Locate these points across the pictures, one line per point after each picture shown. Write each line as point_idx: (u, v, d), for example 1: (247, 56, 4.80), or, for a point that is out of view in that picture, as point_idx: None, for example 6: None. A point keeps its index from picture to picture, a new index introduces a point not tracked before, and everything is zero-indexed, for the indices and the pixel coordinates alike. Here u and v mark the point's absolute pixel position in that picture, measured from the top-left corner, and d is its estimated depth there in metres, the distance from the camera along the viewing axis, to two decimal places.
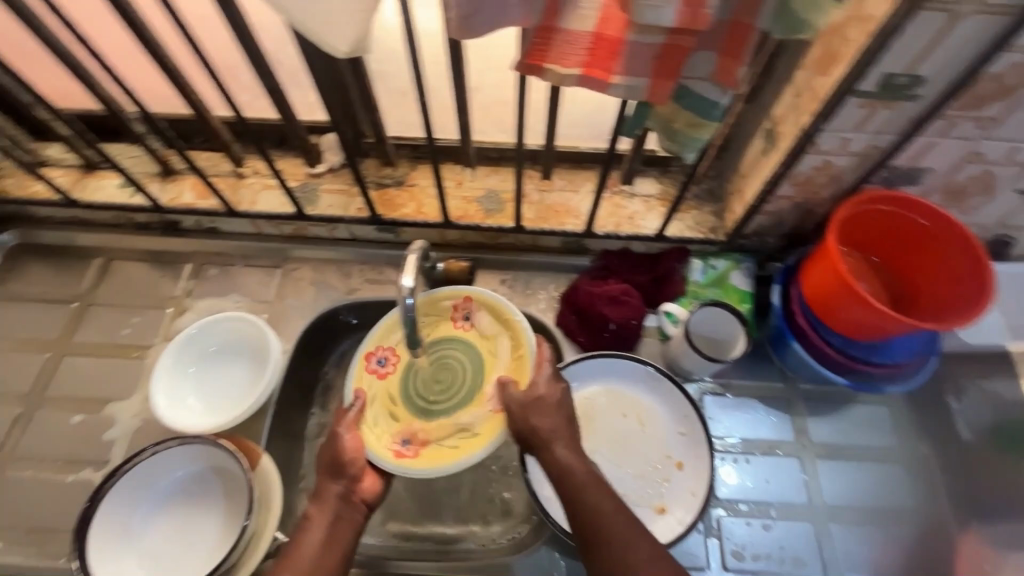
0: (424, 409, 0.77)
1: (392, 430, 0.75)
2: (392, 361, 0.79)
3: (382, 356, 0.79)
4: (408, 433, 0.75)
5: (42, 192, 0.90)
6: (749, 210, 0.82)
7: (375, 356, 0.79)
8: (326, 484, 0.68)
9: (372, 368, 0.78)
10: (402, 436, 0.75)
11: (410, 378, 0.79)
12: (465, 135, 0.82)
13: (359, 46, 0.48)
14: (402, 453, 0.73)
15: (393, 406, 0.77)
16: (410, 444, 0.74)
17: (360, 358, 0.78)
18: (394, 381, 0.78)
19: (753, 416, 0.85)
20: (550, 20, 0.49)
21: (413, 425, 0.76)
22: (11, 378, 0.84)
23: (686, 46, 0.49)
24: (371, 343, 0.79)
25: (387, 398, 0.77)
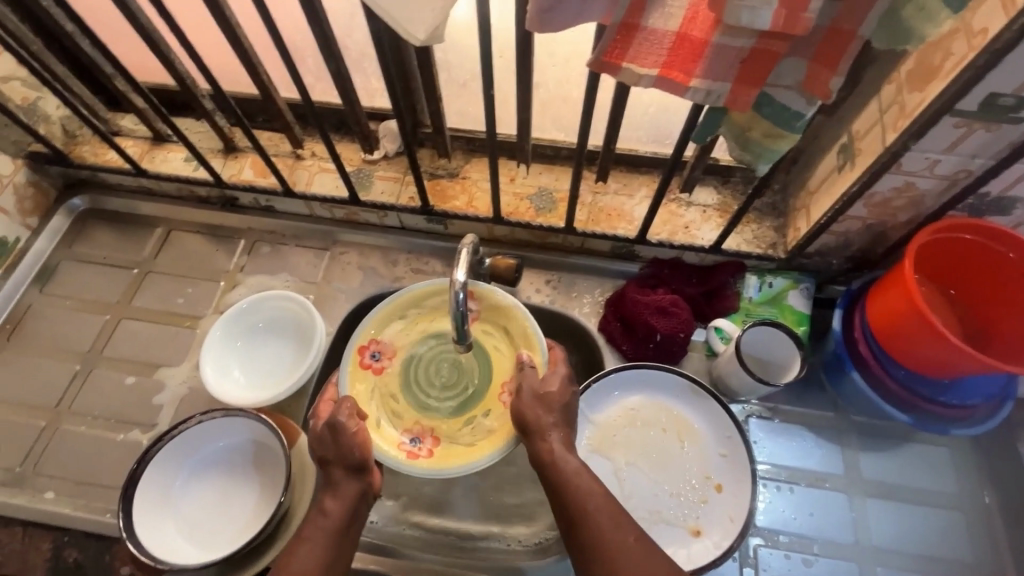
0: (429, 407, 0.74)
1: (399, 429, 0.72)
2: (386, 356, 0.75)
3: (377, 349, 0.75)
4: (418, 432, 0.72)
5: (113, 160, 0.94)
6: (816, 228, 0.77)
7: (368, 351, 0.75)
8: (342, 477, 0.65)
9: (366, 363, 0.74)
10: (410, 433, 0.72)
11: (410, 371, 0.75)
12: (524, 131, 0.81)
13: (436, 34, 0.47)
14: (414, 453, 0.70)
15: (395, 403, 0.73)
16: (421, 444, 0.71)
17: (353, 351, 0.74)
18: (392, 379, 0.75)
19: (800, 444, 0.81)
20: (634, 17, 0.47)
21: (421, 422, 0.73)
22: (74, 336, 0.88)
23: (776, 52, 0.47)
24: (364, 336, 0.75)
25: (387, 394, 0.74)
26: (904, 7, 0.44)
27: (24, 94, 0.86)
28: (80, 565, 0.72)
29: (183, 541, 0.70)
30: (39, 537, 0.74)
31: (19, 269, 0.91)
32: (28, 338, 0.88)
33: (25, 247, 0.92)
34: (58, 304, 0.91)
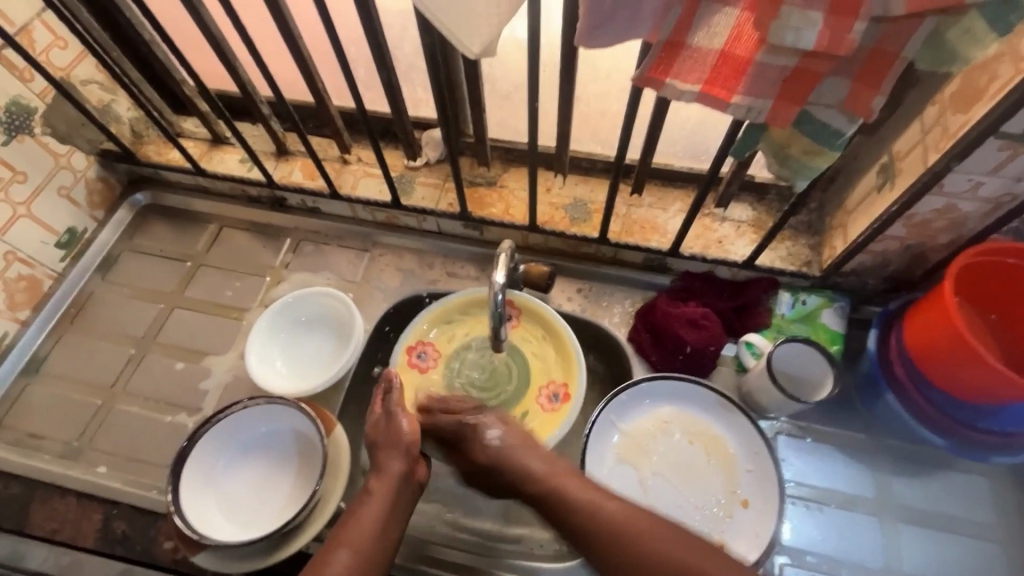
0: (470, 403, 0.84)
1: None
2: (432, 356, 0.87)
3: (422, 350, 0.86)
4: None
5: (175, 159, 1.00)
6: (852, 247, 0.77)
7: (415, 351, 0.86)
8: (386, 462, 0.70)
9: (413, 362, 0.86)
10: (459, 428, 0.83)
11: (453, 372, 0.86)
12: (564, 143, 0.83)
13: (489, 48, 0.50)
14: (455, 444, 0.81)
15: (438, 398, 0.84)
16: None
17: (402, 352, 0.86)
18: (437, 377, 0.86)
19: (830, 465, 0.80)
20: (678, 36, 0.49)
21: None
22: (130, 322, 0.94)
23: (818, 71, 0.48)
24: (411, 339, 0.86)
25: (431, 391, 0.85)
26: (949, 30, 0.44)
27: (100, 96, 0.93)
28: (126, 537, 0.77)
29: (223, 521, 0.74)
30: (90, 508, 0.79)
31: (84, 258, 0.97)
32: (89, 322, 0.94)
33: (91, 238, 0.98)
34: (117, 291, 0.97)
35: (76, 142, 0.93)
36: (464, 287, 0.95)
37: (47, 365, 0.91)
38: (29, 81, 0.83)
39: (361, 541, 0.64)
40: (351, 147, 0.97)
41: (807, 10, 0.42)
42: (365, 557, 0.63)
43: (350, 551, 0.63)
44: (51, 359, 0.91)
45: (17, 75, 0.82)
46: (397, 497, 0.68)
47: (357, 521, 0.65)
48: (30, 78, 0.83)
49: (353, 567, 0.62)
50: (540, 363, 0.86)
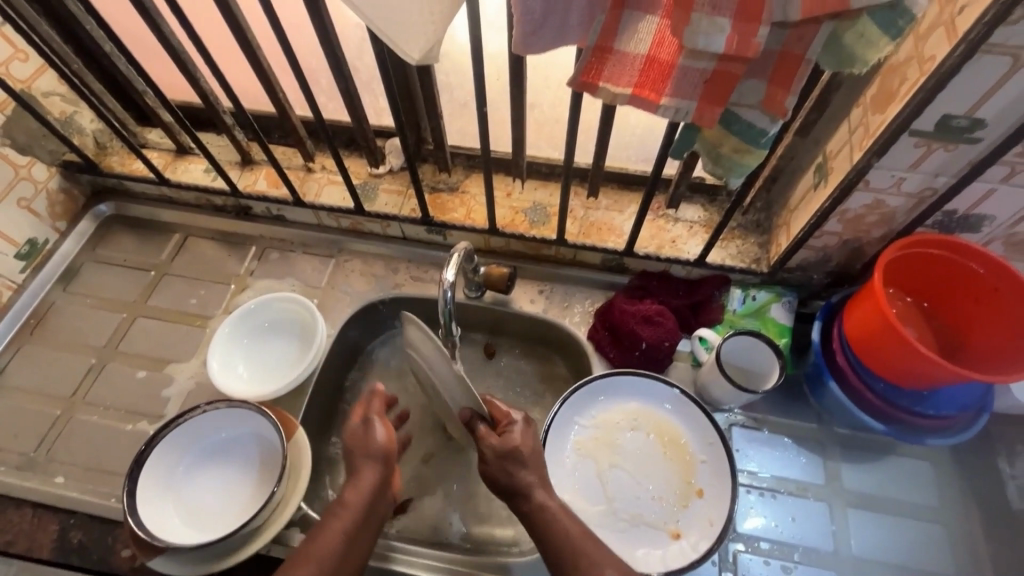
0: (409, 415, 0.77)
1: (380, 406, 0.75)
2: None
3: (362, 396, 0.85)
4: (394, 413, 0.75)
5: (139, 170, 1.01)
6: (794, 243, 0.81)
7: None
8: (363, 467, 0.66)
9: None
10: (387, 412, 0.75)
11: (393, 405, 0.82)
12: (519, 148, 0.86)
13: (429, 54, 0.53)
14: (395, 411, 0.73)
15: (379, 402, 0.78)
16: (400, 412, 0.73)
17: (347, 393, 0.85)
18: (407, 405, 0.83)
19: (782, 453, 0.83)
20: (606, 42, 0.52)
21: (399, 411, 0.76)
22: (90, 332, 0.94)
23: (736, 74, 0.51)
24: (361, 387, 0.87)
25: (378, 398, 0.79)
26: (846, 34, 0.48)
27: (62, 108, 0.94)
28: (83, 546, 0.76)
29: (179, 524, 0.73)
30: (47, 518, 0.78)
31: (45, 270, 0.97)
32: (50, 332, 0.94)
33: (53, 249, 0.98)
34: (79, 302, 0.97)
35: (37, 154, 0.93)
36: (428, 290, 0.97)
37: (5, 377, 0.90)
38: None
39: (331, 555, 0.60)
40: (314, 155, 0.99)
41: (716, 17, 0.45)
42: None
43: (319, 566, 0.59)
44: (8, 371, 0.91)
45: None
46: (368, 509, 0.64)
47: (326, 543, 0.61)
48: None
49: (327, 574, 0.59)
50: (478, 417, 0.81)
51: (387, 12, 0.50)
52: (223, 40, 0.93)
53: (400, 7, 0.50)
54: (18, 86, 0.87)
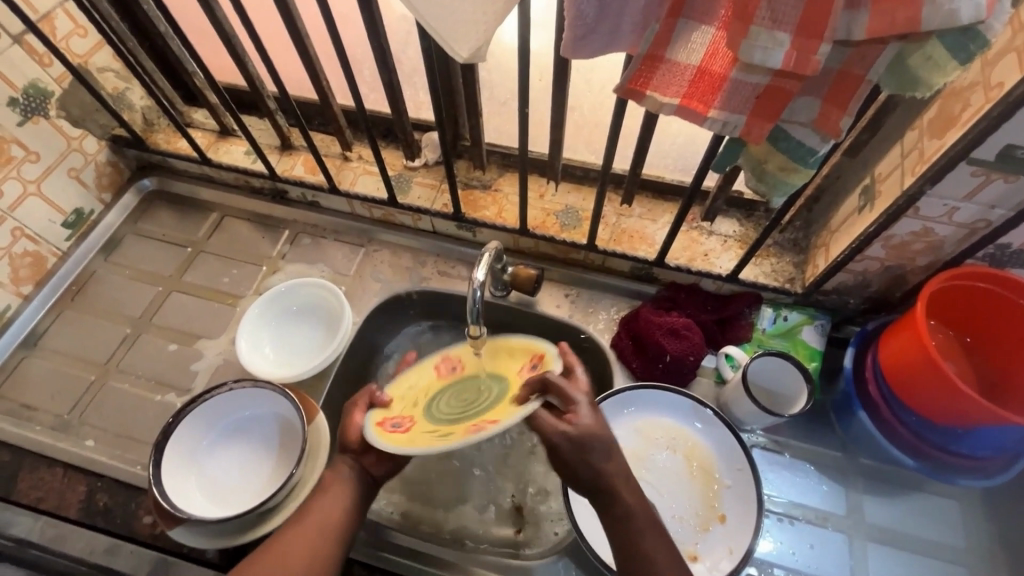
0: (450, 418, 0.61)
1: (403, 411, 0.67)
2: (407, 423, 0.65)
3: (398, 420, 0.65)
4: (405, 419, 0.65)
5: (184, 148, 1.03)
6: (832, 266, 0.79)
7: (389, 421, 0.66)
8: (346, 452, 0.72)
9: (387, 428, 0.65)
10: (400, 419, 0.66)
11: (434, 411, 0.64)
12: (557, 150, 0.85)
13: (478, 53, 0.53)
14: (393, 429, 0.63)
15: (415, 407, 0.67)
16: (400, 425, 0.64)
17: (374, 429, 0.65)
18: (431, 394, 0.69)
19: (803, 479, 0.80)
20: (658, 50, 0.51)
21: (412, 415, 0.65)
22: (127, 302, 0.97)
23: (790, 90, 0.50)
24: (379, 418, 0.67)
25: (412, 402, 0.68)
26: (912, 56, 0.46)
27: (115, 84, 0.97)
28: (108, 509, 0.79)
29: (200, 497, 0.75)
30: (76, 479, 0.81)
31: (89, 238, 1.01)
32: (91, 299, 0.97)
33: (97, 220, 1.02)
34: (119, 273, 1.00)
35: (89, 127, 0.96)
36: (453, 286, 0.97)
37: (45, 339, 0.93)
38: (48, 66, 0.87)
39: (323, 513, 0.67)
40: (352, 144, 1.00)
41: (776, 31, 0.44)
42: (327, 535, 0.66)
43: (324, 512, 0.67)
44: (49, 334, 0.94)
45: (37, 59, 0.85)
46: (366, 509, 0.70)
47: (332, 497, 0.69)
48: (48, 63, 0.87)
49: (314, 536, 0.65)
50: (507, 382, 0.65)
51: (439, 10, 0.50)
52: (272, 25, 0.94)
53: (453, 5, 0.49)
54: (74, 61, 0.90)
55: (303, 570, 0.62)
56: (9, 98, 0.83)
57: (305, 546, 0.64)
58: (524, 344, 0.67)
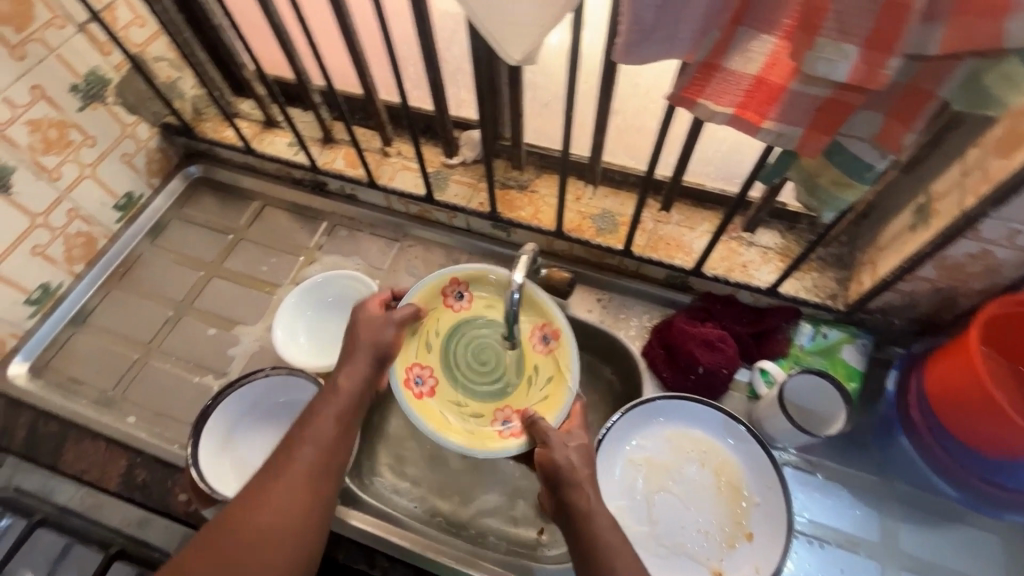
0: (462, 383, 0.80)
1: (416, 357, 0.79)
2: (428, 382, 0.79)
3: (420, 374, 0.78)
4: (423, 372, 0.79)
5: (230, 137, 1.06)
6: (880, 284, 0.76)
7: (411, 376, 0.78)
8: (349, 366, 0.72)
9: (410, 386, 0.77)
10: (418, 372, 0.79)
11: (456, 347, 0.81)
12: (597, 154, 0.85)
13: (530, 56, 0.52)
14: (415, 387, 0.78)
15: (430, 346, 0.80)
16: (422, 385, 0.78)
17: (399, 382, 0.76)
18: (449, 324, 0.82)
19: (835, 502, 0.78)
20: (715, 58, 0.50)
21: (422, 364, 0.79)
22: (170, 285, 1.00)
23: (852, 103, 0.48)
24: (402, 367, 0.77)
25: (426, 342, 0.80)
26: (987, 74, 0.44)
27: (168, 73, 1.00)
28: (145, 485, 0.82)
29: (233, 477, 0.77)
30: (116, 453, 0.84)
31: (137, 222, 1.04)
32: (136, 280, 1.01)
33: (145, 204, 1.05)
34: (164, 256, 1.03)
35: (143, 114, 1.00)
36: None
37: (94, 317, 0.97)
38: (108, 54, 0.91)
39: (324, 437, 0.67)
40: (392, 140, 1.01)
41: (843, 43, 0.43)
42: (329, 458, 0.66)
43: (314, 449, 0.66)
44: (97, 312, 0.98)
45: (98, 48, 0.89)
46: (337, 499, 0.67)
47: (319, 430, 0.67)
48: (108, 52, 0.91)
49: (317, 460, 0.66)
50: (527, 390, 0.79)
51: (495, 12, 0.50)
52: None
53: (509, 8, 0.49)
54: (133, 50, 0.93)
55: (303, 491, 0.63)
56: (71, 85, 0.87)
57: (306, 469, 0.65)
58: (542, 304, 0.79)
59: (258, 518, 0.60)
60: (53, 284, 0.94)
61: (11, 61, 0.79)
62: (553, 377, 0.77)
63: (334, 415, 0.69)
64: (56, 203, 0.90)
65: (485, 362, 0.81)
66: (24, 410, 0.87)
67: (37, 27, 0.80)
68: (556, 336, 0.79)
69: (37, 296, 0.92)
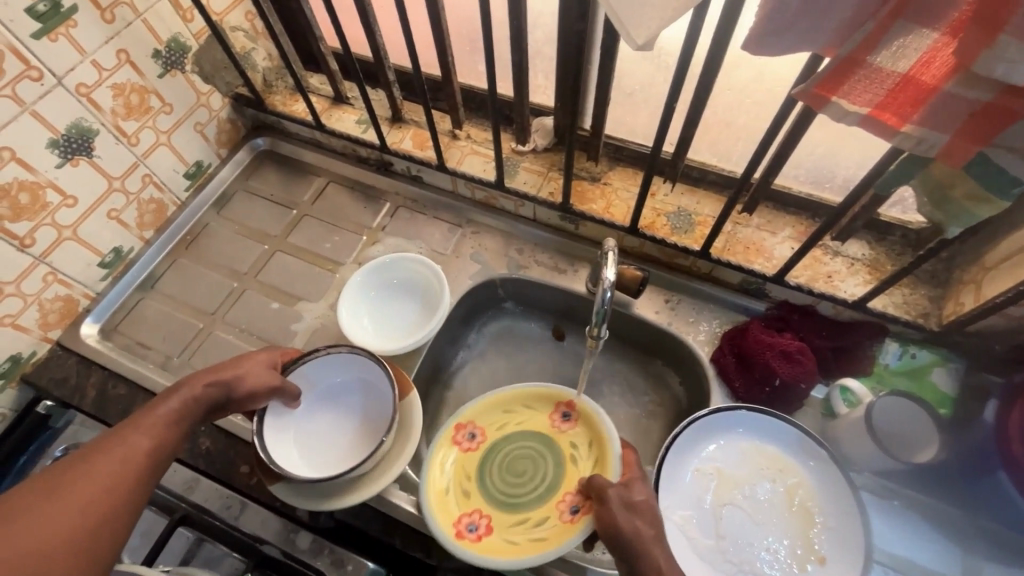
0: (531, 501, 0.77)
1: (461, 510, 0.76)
2: (484, 527, 0.75)
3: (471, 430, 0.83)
4: (475, 518, 0.76)
5: (299, 112, 1.05)
6: (984, 308, 0.71)
7: (464, 432, 0.83)
8: (202, 374, 0.64)
9: (464, 531, 0.74)
10: (469, 519, 0.76)
11: (490, 470, 0.80)
12: (682, 149, 0.81)
13: (652, 41, 0.49)
14: (464, 533, 0.74)
15: (467, 482, 0.79)
16: (474, 528, 0.74)
17: (449, 530, 0.74)
18: (474, 460, 0.81)
19: (912, 531, 0.74)
20: (861, 54, 0.46)
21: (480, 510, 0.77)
22: (235, 257, 1.01)
23: (1015, 111, 0.44)
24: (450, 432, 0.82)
25: (462, 471, 0.80)
26: None
27: (244, 43, 1.00)
28: (210, 453, 0.84)
29: (300, 462, 0.77)
30: None
31: (205, 191, 1.05)
32: (202, 249, 1.01)
33: (213, 173, 1.06)
34: (229, 227, 1.04)
35: (216, 84, 0.99)
36: (549, 277, 0.95)
37: (161, 284, 0.98)
38: (190, 21, 0.91)
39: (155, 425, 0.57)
40: (462, 123, 0.99)
41: None
42: (130, 488, 0.52)
43: (145, 439, 0.55)
44: (164, 279, 0.99)
45: (181, 14, 0.89)
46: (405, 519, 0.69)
47: (164, 396, 0.60)
48: (190, 19, 0.91)
49: (131, 459, 0.53)
50: (576, 467, 0.78)
51: None
52: None
53: None
54: (213, 18, 0.92)
55: (97, 493, 0.49)
56: (153, 50, 0.87)
57: (112, 476, 0.51)
58: (537, 392, 0.84)
59: (79, 484, 0.49)
60: (124, 249, 0.95)
61: (100, 23, 0.79)
62: (593, 443, 0.79)
63: (147, 445, 0.55)
64: (133, 168, 0.90)
65: (522, 474, 0.80)
66: (94, 371, 0.89)
67: None
68: (573, 411, 0.83)
69: (109, 260, 0.93)
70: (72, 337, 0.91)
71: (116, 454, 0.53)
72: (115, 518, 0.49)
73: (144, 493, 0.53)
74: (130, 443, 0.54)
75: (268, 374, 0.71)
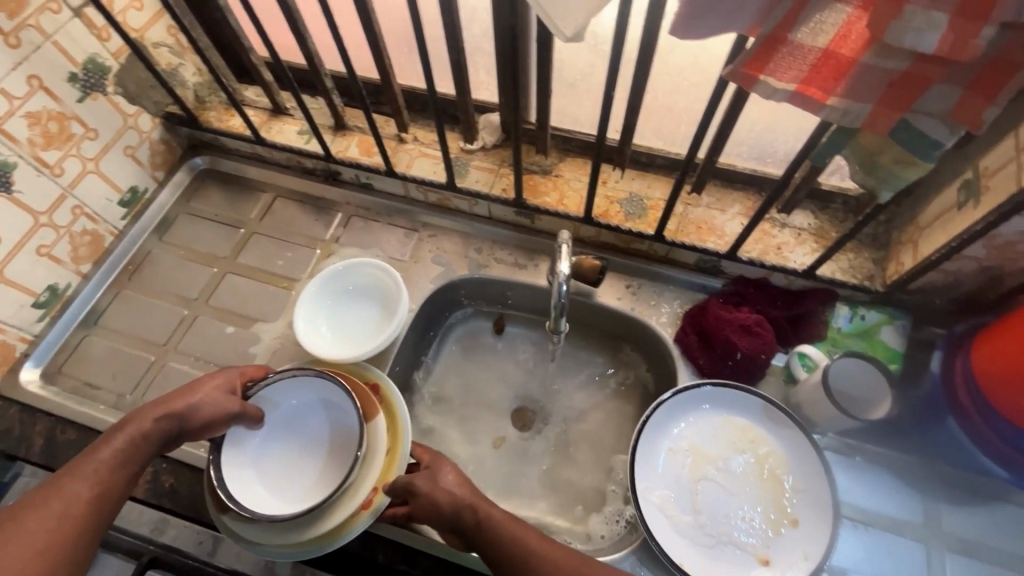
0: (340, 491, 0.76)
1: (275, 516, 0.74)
2: None
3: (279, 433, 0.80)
4: None
5: (236, 127, 1.01)
6: (923, 265, 0.74)
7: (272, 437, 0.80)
8: (151, 408, 0.64)
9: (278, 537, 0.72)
10: None
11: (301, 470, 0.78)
12: (627, 136, 0.81)
13: (581, 33, 0.49)
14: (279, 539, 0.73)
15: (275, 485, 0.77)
16: None
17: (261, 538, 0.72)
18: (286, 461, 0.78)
19: (877, 485, 0.78)
20: (782, 32, 0.47)
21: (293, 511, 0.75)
22: (183, 283, 0.96)
23: (930, 77, 0.46)
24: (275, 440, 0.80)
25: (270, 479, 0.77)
26: None
27: (169, 59, 0.95)
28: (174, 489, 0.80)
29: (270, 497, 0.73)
30: None
31: (143, 218, 1.00)
32: (146, 279, 0.97)
33: (151, 198, 1.01)
34: (174, 253, 0.99)
35: (144, 104, 0.95)
36: (510, 274, 0.95)
37: (105, 319, 0.94)
38: (106, 40, 0.86)
39: (98, 471, 0.58)
40: (407, 126, 0.98)
41: (932, 12, 0.40)
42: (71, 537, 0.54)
43: (87, 485, 0.57)
44: (108, 313, 0.94)
45: (95, 33, 0.84)
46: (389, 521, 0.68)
47: (110, 434, 0.62)
48: (106, 37, 0.86)
49: (68, 511, 0.55)
50: None
51: None
52: None
53: None
54: (133, 35, 0.88)
55: (35, 549, 0.52)
56: (69, 74, 0.82)
57: (51, 528, 0.54)
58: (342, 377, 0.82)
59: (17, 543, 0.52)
60: (60, 285, 0.90)
61: (5, 48, 0.73)
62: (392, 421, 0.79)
63: (87, 492, 0.57)
64: (60, 200, 0.85)
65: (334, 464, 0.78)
66: (40, 418, 0.84)
67: (32, 12, 0.75)
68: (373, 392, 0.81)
69: (44, 299, 0.88)
70: (12, 385, 0.85)
71: (53, 507, 0.55)
72: (57, 568, 0.53)
73: (89, 537, 0.56)
74: (66, 492, 0.56)
75: (227, 400, 0.69)
